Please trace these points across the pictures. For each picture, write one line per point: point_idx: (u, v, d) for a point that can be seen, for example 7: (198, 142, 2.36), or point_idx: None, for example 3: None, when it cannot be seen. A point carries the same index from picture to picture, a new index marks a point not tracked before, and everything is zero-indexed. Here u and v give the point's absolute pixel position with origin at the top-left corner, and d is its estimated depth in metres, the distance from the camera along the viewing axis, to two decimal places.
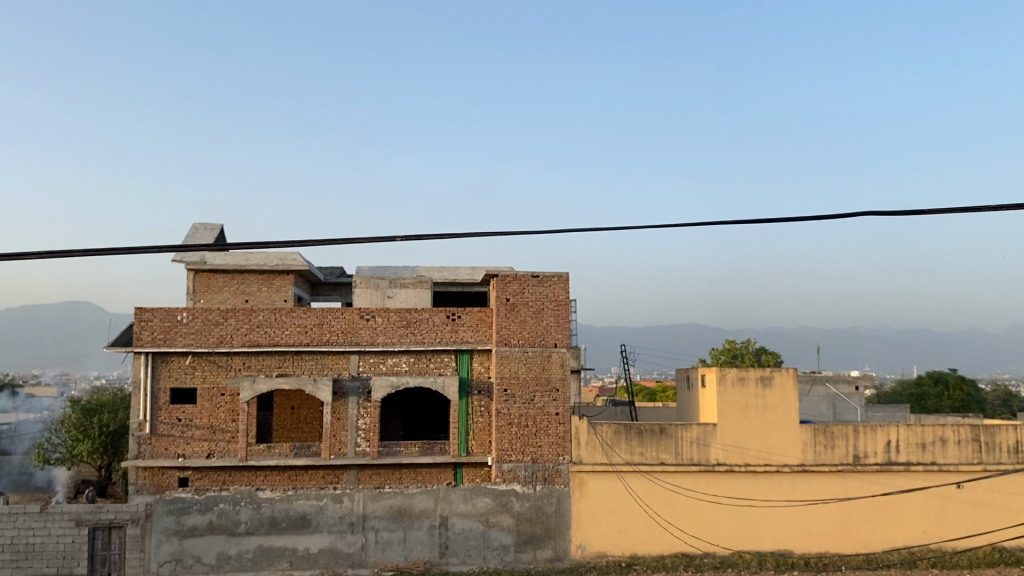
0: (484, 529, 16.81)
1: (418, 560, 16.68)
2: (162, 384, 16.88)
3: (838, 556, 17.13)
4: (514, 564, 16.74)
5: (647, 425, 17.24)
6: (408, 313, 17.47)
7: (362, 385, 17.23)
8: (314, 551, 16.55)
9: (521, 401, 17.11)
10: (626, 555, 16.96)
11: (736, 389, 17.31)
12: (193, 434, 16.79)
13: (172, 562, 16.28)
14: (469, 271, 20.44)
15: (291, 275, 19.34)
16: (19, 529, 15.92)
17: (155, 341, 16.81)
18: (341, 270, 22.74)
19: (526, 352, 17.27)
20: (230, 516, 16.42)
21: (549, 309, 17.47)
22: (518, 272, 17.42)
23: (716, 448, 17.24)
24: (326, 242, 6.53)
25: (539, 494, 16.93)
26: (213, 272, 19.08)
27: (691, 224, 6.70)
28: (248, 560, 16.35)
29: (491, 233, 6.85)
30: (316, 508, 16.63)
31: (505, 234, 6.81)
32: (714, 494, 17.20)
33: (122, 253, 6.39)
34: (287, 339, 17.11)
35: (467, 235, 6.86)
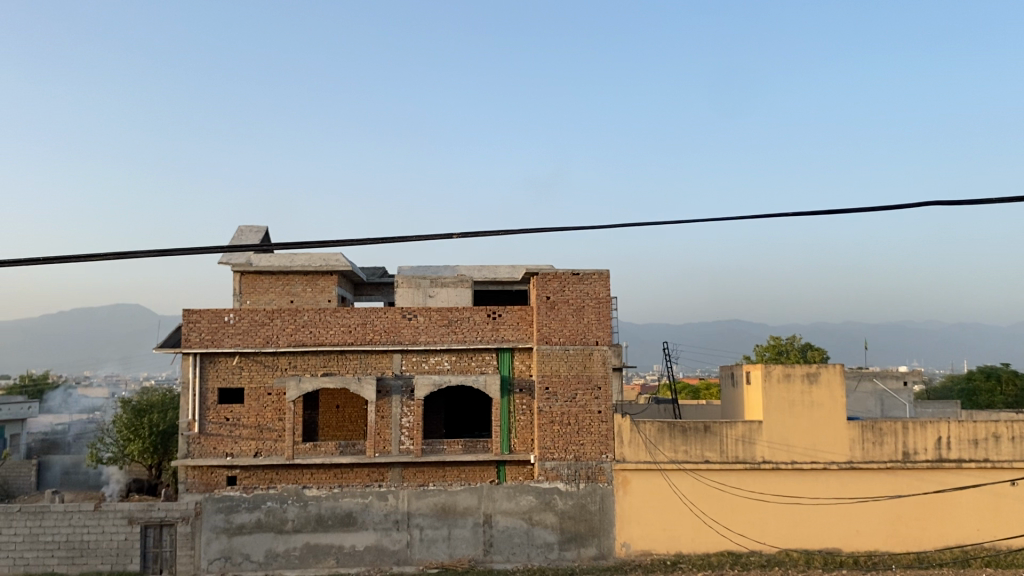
0: (528, 527, 16.83)
1: (462, 557, 16.73)
2: (210, 384, 17.16)
3: (888, 554, 16.83)
4: (558, 562, 16.73)
5: (691, 423, 17.10)
6: (449, 312, 17.51)
7: (405, 383, 17.38)
8: (360, 549, 16.69)
9: (564, 400, 17.08)
10: (671, 553, 16.83)
11: (781, 387, 17.10)
12: (241, 433, 17.06)
13: (221, 559, 16.54)
14: (509, 270, 20.46)
15: (334, 276, 19.54)
16: (74, 527, 16.30)
17: (203, 341, 17.08)
18: (383, 270, 22.91)
19: (568, 350, 17.23)
20: (278, 514, 16.65)
21: (590, 306, 17.40)
22: (558, 270, 17.39)
23: (761, 446, 17.06)
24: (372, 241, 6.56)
25: (582, 492, 16.90)
26: (258, 273, 19.38)
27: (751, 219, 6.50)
28: (295, 558, 16.55)
29: (541, 230, 6.73)
30: (361, 505, 16.78)
31: (555, 231, 6.70)
32: (760, 493, 16.99)
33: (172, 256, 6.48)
34: (331, 339, 17.28)
35: (518, 232, 6.76)
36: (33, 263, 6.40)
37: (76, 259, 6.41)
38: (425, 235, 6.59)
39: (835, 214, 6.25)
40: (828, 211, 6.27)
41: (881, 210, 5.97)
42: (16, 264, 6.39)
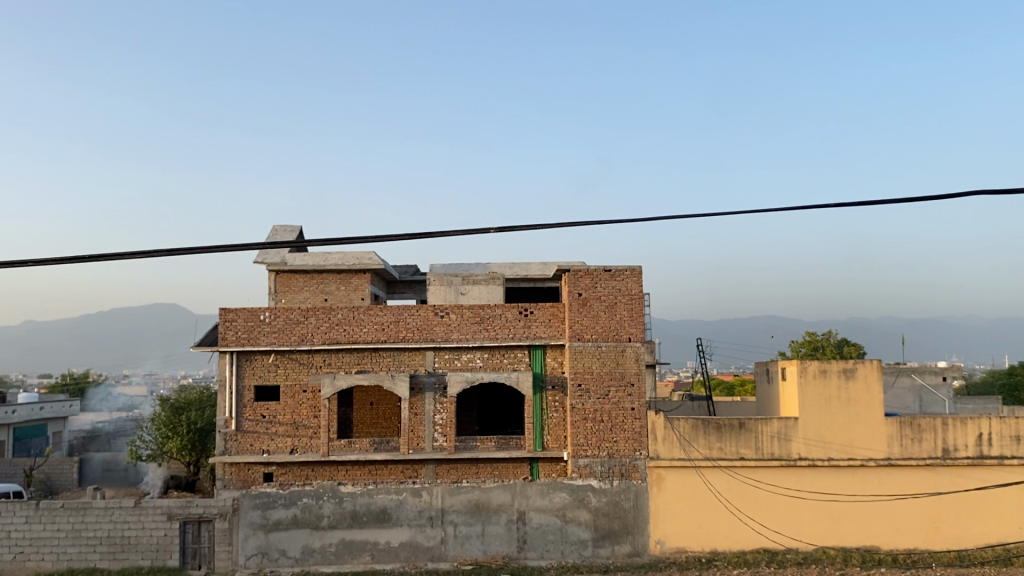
0: (562, 524, 16.81)
1: (496, 554, 16.75)
2: (246, 382, 17.38)
3: (928, 552, 16.56)
4: (592, 559, 16.69)
5: (726, 420, 16.99)
6: (481, 310, 17.52)
7: (437, 380, 17.45)
8: (395, 545, 16.78)
9: (597, 397, 17.04)
10: (706, 551, 16.71)
11: (817, 382, 16.91)
12: (277, 430, 17.25)
13: (258, 555, 16.71)
14: (540, 267, 20.45)
15: (367, 274, 19.67)
16: (115, 522, 16.59)
17: (239, 340, 17.31)
18: (415, 268, 23.04)
19: (600, 347, 17.18)
20: (314, 510, 16.79)
21: (622, 303, 17.33)
22: (590, 266, 17.34)
23: (798, 443, 16.88)
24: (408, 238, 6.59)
25: (616, 489, 16.85)
26: (293, 272, 19.56)
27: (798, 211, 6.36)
28: (331, 554, 16.69)
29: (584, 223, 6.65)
30: (396, 502, 16.88)
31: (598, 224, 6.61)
32: (796, 490, 16.81)
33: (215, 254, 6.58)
34: (365, 337, 17.39)
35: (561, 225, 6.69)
36: (77, 260, 6.49)
37: (118, 256, 6.49)
38: (466, 230, 6.55)
39: (889, 205, 6.07)
40: (880, 201, 6.09)
41: (923, 200, 5.88)
42: (64, 262, 6.48)
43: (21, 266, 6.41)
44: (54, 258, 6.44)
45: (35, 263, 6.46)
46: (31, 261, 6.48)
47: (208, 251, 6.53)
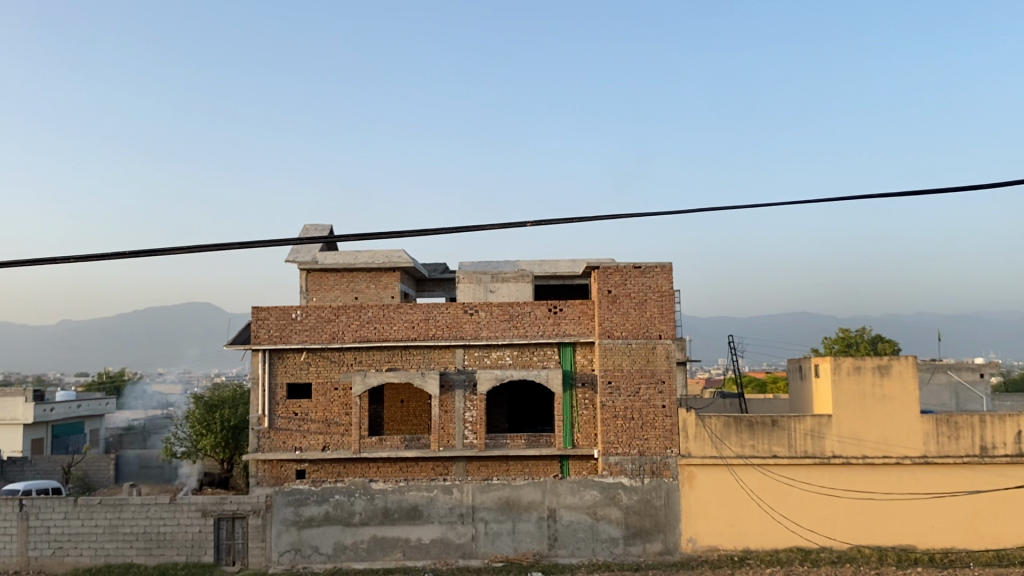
0: (593, 522, 16.76)
1: (527, 551, 16.74)
2: (279, 380, 17.56)
3: (966, 552, 16.29)
4: (623, 557, 16.63)
5: (758, 418, 16.84)
6: (511, 307, 17.53)
7: (468, 378, 17.49)
8: (426, 541, 16.83)
9: (627, 394, 16.98)
10: (739, 549, 16.57)
11: (851, 379, 16.69)
12: (309, 427, 17.39)
13: (291, 551, 16.85)
14: (569, 264, 20.38)
15: (397, 272, 19.75)
16: (151, 519, 16.81)
17: (271, 338, 17.49)
18: (444, 266, 23.12)
19: (630, 344, 17.11)
20: (345, 507, 16.90)
21: (652, 300, 17.23)
22: (620, 263, 17.27)
23: (831, 440, 16.68)
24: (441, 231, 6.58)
25: (647, 487, 16.77)
26: (324, 271, 19.71)
27: (845, 200, 6.19)
28: (363, 550, 16.78)
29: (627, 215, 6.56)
30: (427, 499, 16.93)
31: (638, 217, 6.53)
32: (830, 488, 16.62)
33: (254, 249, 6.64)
34: (395, 334, 17.48)
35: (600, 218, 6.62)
36: (117, 257, 6.58)
37: (155, 253, 6.56)
38: (503, 224, 6.52)
39: (934, 195, 5.94)
40: (930, 190, 5.93)
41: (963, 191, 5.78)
42: (107, 258, 6.58)
43: (61, 263, 6.52)
44: (96, 255, 6.54)
45: (80, 259, 6.56)
46: (76, 256, 6.57)
47: (248, 247, 6.59)
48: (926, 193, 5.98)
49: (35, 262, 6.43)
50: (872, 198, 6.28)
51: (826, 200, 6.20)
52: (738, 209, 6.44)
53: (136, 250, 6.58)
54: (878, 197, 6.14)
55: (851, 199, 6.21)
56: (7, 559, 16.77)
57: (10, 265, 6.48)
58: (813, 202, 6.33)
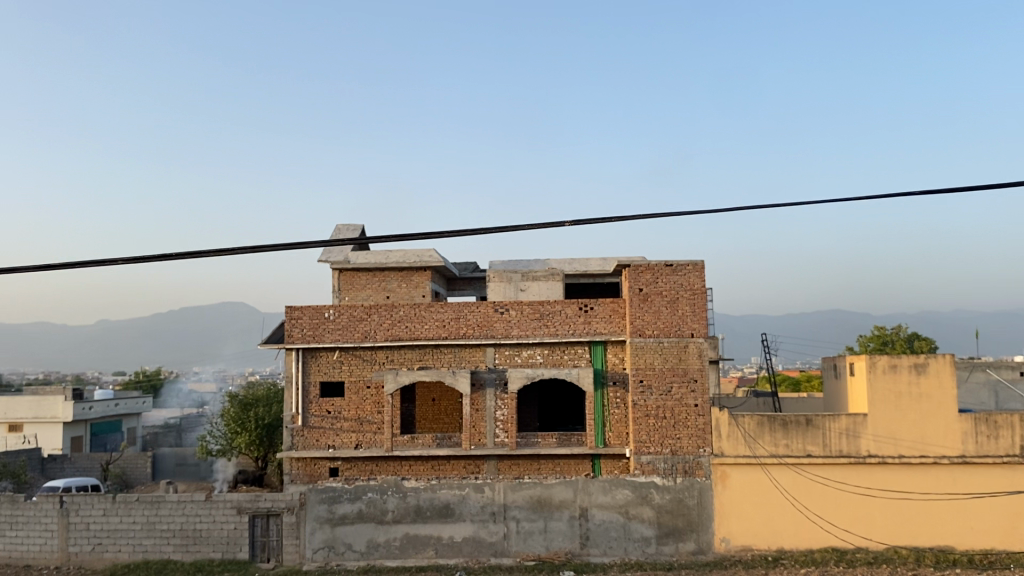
0: (625, 521, 16.69)
1: (560, 550, 16.72)
2: (313, 378, 17.78)
3: (1006, 553, 16.01)
4: (656, 556, 16.55)
5: (792, 416, 16.67)
6: (541, 306, 17.53)
7: (498, 377, 17.51)
8: (458, 539, 16.87)
9: (658, 393, 16.92)
10: (773, 549, 16.40)
11: (887, 378, 16.47)
12: (342, 425, 17.56)
13: (325, 549, 16.96)
14: (600, 262, 20.32)
15: (428, 271, 19.83)
16: (187, 516, 17.04)
17: (305, 337, 17.68)
18: (475, 265, 23.18)
19: (662, 343, 17.02)
20: (378, 505, 16.99)
21: (684, 298, 17.11)
22: (651, 261, 17.18)
23: (867, 439, 16.47)
24: (482, 231, 6.56)
25: (679, 486, 16.65)
26: (356, 270, 19.85)
27: (894, 196, 6.07)
28: (396, 548, 16.87)
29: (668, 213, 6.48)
30: (458, 498, 16.93)
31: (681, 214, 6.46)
32: (866, 487, 16.40)
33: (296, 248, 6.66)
34: (426, 333, 17.55)
35: (642, 217, 6.58)
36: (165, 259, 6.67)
37: (201, 254, 6.64)
38: (544, 224, 6.50)
39: (979, 190, 5.82)
40: (983, 184, 5.78)
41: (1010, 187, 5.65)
42: (154, 260, 6.67)
43: (111, 264, 6.63)
44: (144, 256, 6.64)
45: (131, 260, 6.66)
46: (127, 257, 6.67)
47: (292, 247, 6.63)
48: (970, 189, 5.86)
49: (85, 262, 6.54)
50: (922, 194, 6.15)
51: (874, 196, 6.08)
52: (782, 206, 6.34)
53: (185, 251, 6.66)
54: (927, 193, 6.00)
55: (893, 195, 6.11)
56: (49, 555, 17.10)
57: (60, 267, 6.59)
58: (860, 198, 6.21)
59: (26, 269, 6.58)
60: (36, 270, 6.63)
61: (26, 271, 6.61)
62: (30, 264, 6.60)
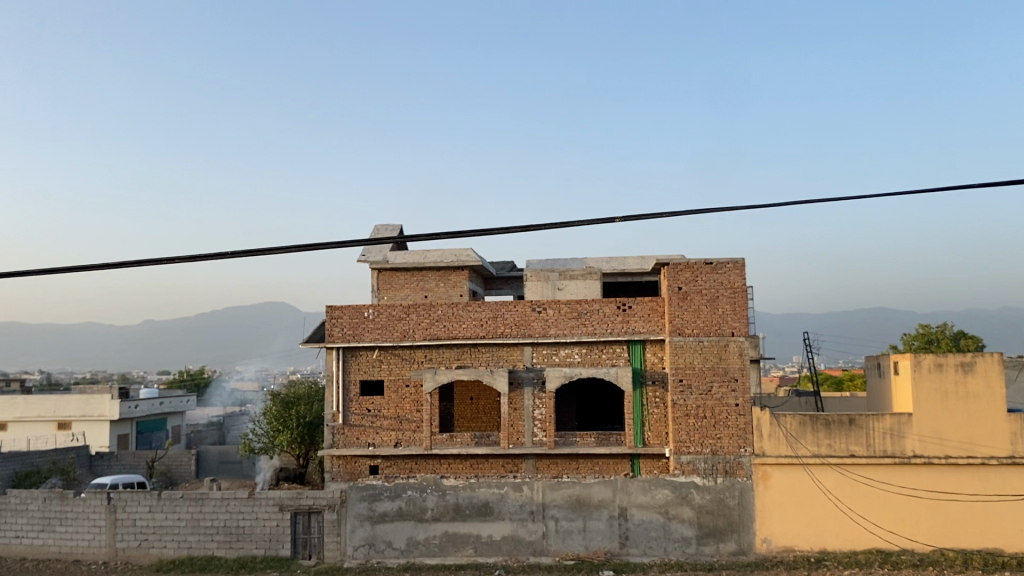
0: (665, 521, 16.59)
1: (599, 549, 16.67)
2: (353, 376, 17.98)
3: None
4: (696, 556, 16.43)
5: (835, 416, 16.44)
6: (579, 304, 17.50)
7: (536, 376, 17.50)
8: (497, 538, 16.89)
9: (699, 392, 16.77)
10: (816, 551, 16.20)
11: (933, 377, 16.17)
12: (382, 423, 17.72)
13: (366, 546, 17.11)
14: (638, 260, 20.21)
15: (465, 270, 19.88)
16: (230, 513, 17.29)
17: (345, 336, 17.85)
18: (512, 264, 23.22)
19: (702, 342, 16.87)
20: (418, 503, 17.10)
21: (724, 296, 16.95)
22: (690, 260, 17.05)
23: (912, 439, 16.19)
24: (529, 227, 6.53)
25: (720, 486, 16.53)
26: (394, 270, 20.00)
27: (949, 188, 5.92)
28: (435, 546, 16.94)
29: (707, 209, 6.40)
30: (497, 496, 16.98)
31: (725, 210, 6.37)
32: (912, 488, 16.11)
33: (345, 245, 6.71)
34: (464, 332, 17.60)
35: (690, 213, 6.52)
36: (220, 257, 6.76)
37: (253, 253, 6.71)
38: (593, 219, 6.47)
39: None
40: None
41: None
42: (208, 259, 6.77)
43: (169, 262, 6.75)
44: (198, 256, 6.75)
45: (186, 259, 6.76)
46: (183, 256, 6.78)
47: (332, 247, 6.68)
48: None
49: (141, 262, 6.65)
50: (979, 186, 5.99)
51: (924, 190, 5.94)
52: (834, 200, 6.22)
53: (237, 250, 6.74)
54: (977, 185, 5.85)
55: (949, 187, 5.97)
56: (97, 550, 17.46)
57: (117, 265, 6.70)
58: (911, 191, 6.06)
59: (85, 269, 6.71)
60: (93, 271, 6.75)
61: (72, 271, 6.74)
62: (90, 265, 6.73)
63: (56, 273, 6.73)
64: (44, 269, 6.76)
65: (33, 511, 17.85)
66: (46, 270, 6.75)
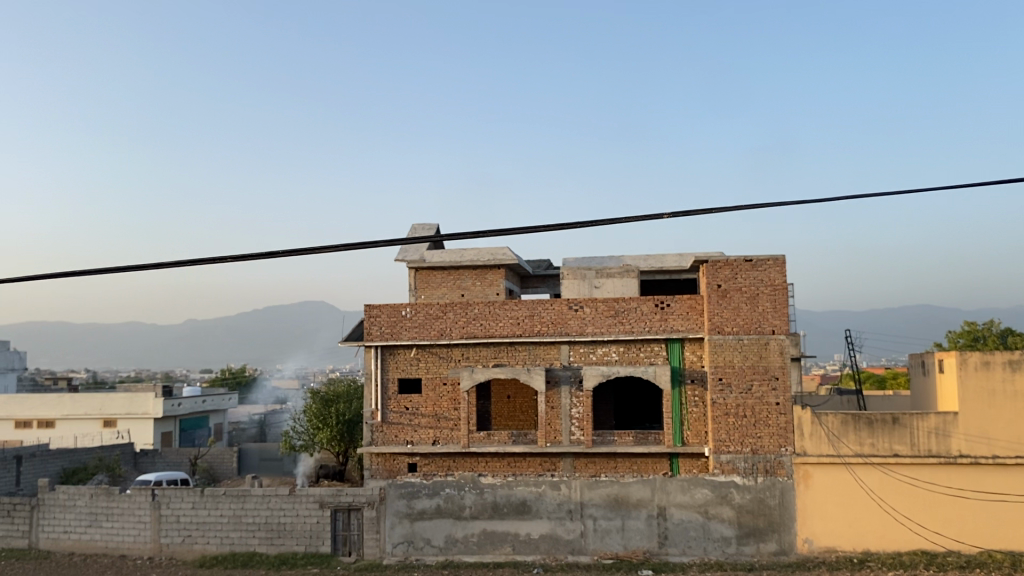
0: (705, 521, 16.44)
1: (637, 549, 16.57)
2: (391, 375, 18.11)
3: None
4: (736, 556, 16.27)
5: (878, 415, 16.15)
6: (616, 303, 17.41)
7: (573, 374, 17.49)
8: (535, 536, 16.88)
9: (738, 391, 16.61)
10: (859, 551, 15.96)
11: (979, 375, 15.83)
12: (420, 421, 17.86)
13: (404, 543, 17.22)
14: (676, 258, 20.07)
15: (502, 269, 19.90)
16: (272, 509, 17.49)
17: (383, 335, 18.04)
18: (548, 262, 23.19)
19: (742, 340, 16.70)
20: (456, 500, 17.14)
21: (765, 294, 16.75)
22: (730, 257, 16.88)
23: (958, 439, 15.86)
24: (574, 224, 6.49)
25: (761, 486, 16.35)
26: (431, 269, 20.10)
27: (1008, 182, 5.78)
28: (473, 544, 16.99)
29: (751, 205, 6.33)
30: (536, 494, 16.94)
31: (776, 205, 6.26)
32: (958, 488, 15.79)
33: (391, 244, 6.75)
34: (501, 331, 17.63)
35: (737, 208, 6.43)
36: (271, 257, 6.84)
37: (300, 252, 6.77)
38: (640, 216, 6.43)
39: None
40: None
41: None
42: (257, 258, 6.85)
43: (219, 262, 6.86)
44: (246, 255, 6.84)
45: (235, 258, 6.86)
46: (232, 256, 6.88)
47: (375, 246, 6.73)
48: None
49: (192, 262, 6.76)
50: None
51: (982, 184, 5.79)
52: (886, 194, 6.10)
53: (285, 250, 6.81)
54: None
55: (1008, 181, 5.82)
56: (142, 546, 17.80)
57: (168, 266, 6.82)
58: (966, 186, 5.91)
59: (137, 269, 6.83)
60: (145, 270, 6.87)
61: (123, 271, 6.87)
62: (143, 265, 6.84)
63: (109, 273, 6.87)
64: (97, 269, 6.89)
65: (80, 507, 18.23)
66: (97, 270, 6.89)
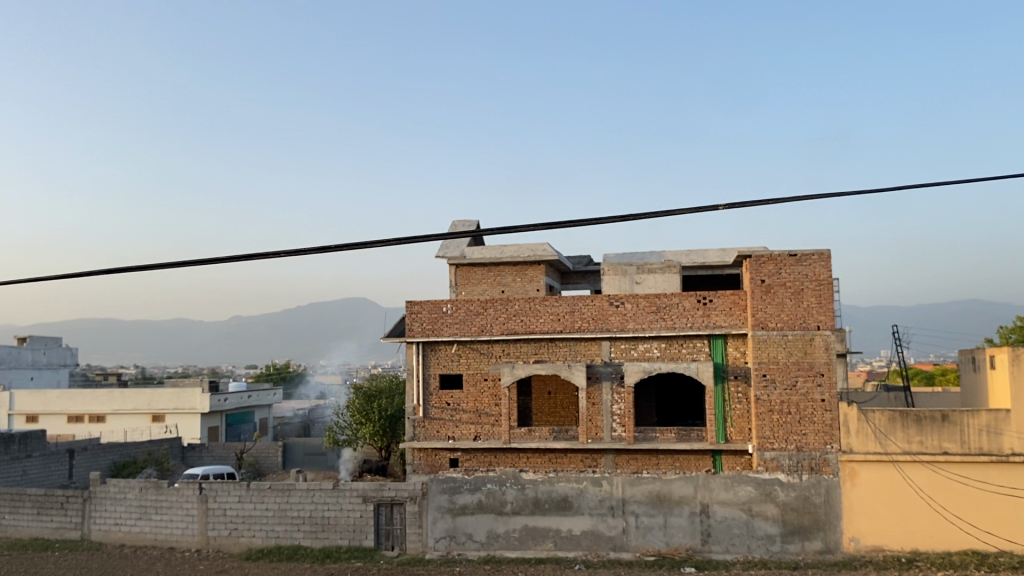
0: (748, 519, 16.24)
1: (680, 546, 16.41)
2: (432, 370, 18.24)
3: None
4: (781, 555, 16.05)
5: (927, 413, 15.79)
6: (658, 299, 17.30)
7: (614, 370, 17.45)
8: (577, 533, 16.84)
9: (783, 387, 16.44)
10: (906, 551, 15.70)
11: None
12: (461, 417, 17.94)
13: (447, 538, 17.30)
14: (719, 253, 19.85)
15: (542, 265, 19.87)
16: (316, 503, 17.71)
17: (424, 331, 18.14)
18: (588, 258, 23.13)
19: (786, 336, 16.50)
20: (497, 496, 17.18)
21: (810, 289, 16.52)
22: (773, 252, 16.68)
23: (1011, 437, 15.48)
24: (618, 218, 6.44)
25: (807, 483, 16.11)
26: (472, 265, 20.17)
27: None
28: (515, 539, 17.02)
29: (796, 198, 6.22)
30: (577, 490, 16.87)
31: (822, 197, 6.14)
32: (1011, 488, 15.42)
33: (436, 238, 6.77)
34: (541, 327, 17.65)
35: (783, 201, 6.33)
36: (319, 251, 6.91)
37: (345, 247, 6.83)
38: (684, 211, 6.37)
39: None
40: None
41: None
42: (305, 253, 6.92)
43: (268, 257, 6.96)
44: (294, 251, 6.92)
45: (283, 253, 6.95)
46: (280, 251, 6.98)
47: (416, 242, 6.74)
48: None
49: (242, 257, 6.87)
50: None
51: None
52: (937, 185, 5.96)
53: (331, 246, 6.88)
54: None
55: None
56: (190, 538, 18.14)
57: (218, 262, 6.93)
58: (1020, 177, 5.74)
59: (188, 265, 6.95)
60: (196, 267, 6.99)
61: (171, 268, 6.98)
62: (194, 261, 6.96)
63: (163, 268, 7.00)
64: (146, 264, 7.02)
65: (130, 499, 18.64)
66: (144, 265, 7.00)
